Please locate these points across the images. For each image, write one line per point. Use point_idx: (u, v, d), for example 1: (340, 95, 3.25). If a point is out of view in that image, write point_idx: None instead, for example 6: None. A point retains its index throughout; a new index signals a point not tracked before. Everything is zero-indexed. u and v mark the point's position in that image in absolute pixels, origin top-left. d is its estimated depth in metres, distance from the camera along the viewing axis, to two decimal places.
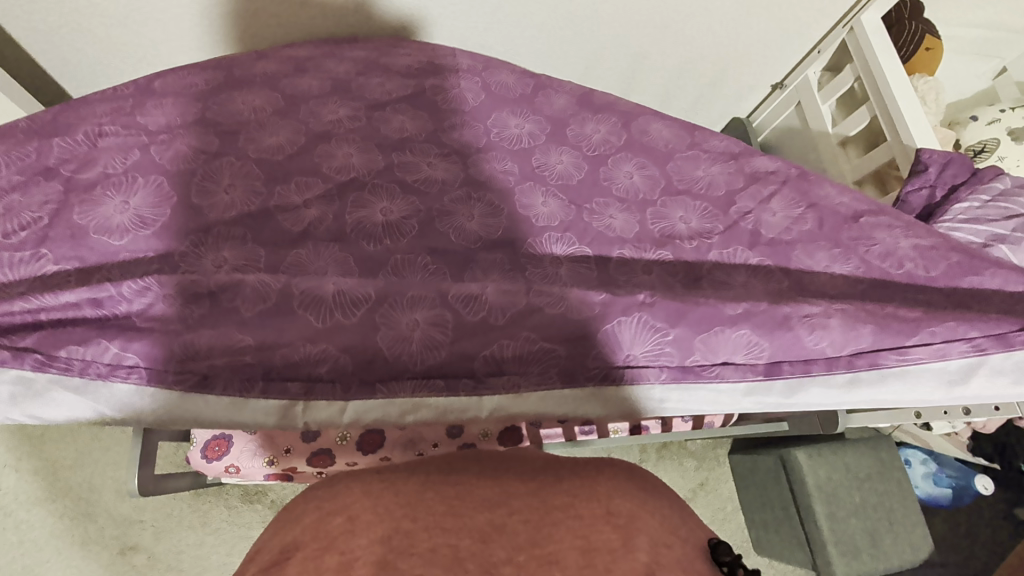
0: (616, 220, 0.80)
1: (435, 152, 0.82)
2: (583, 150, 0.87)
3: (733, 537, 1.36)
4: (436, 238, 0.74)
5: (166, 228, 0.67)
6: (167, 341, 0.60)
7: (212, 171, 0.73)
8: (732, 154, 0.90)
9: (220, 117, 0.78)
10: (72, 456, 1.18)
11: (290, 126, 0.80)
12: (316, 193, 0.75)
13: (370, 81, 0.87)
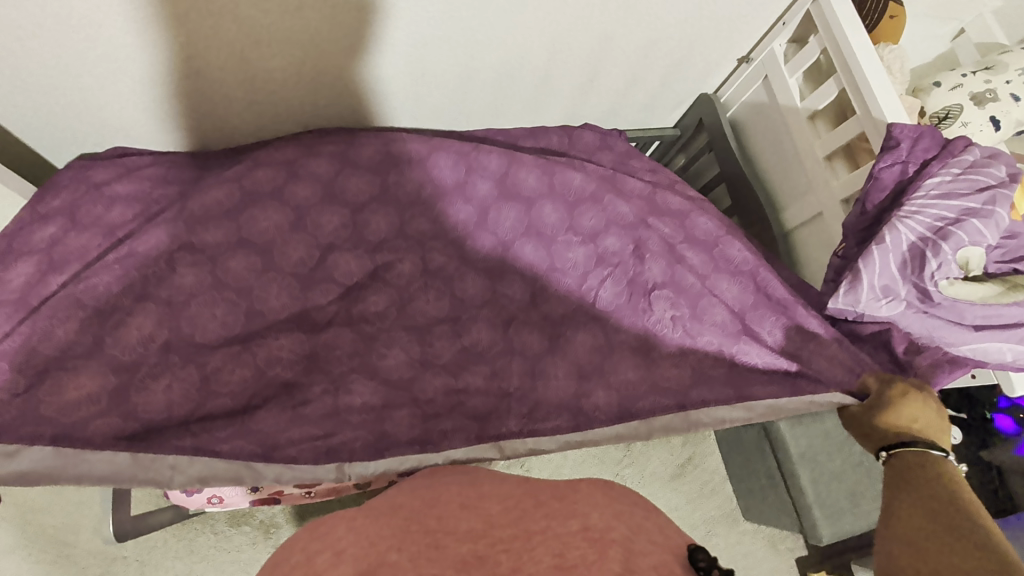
0: (540, 290, 0.94)
1: (398, 231, 0.92)
2: (549, 190, 0.95)
3: (722, 507, 1.40)
4: (411, 317, 0.90)
5: (224, 325, 0.83)
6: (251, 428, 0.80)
7: (222, 270, 0.84)
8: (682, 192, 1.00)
9: (205, 211, 0.85)
10: (42, 497, 1.12)
11: (276, 210, 0.87)
12: (334, 295, 0.88)
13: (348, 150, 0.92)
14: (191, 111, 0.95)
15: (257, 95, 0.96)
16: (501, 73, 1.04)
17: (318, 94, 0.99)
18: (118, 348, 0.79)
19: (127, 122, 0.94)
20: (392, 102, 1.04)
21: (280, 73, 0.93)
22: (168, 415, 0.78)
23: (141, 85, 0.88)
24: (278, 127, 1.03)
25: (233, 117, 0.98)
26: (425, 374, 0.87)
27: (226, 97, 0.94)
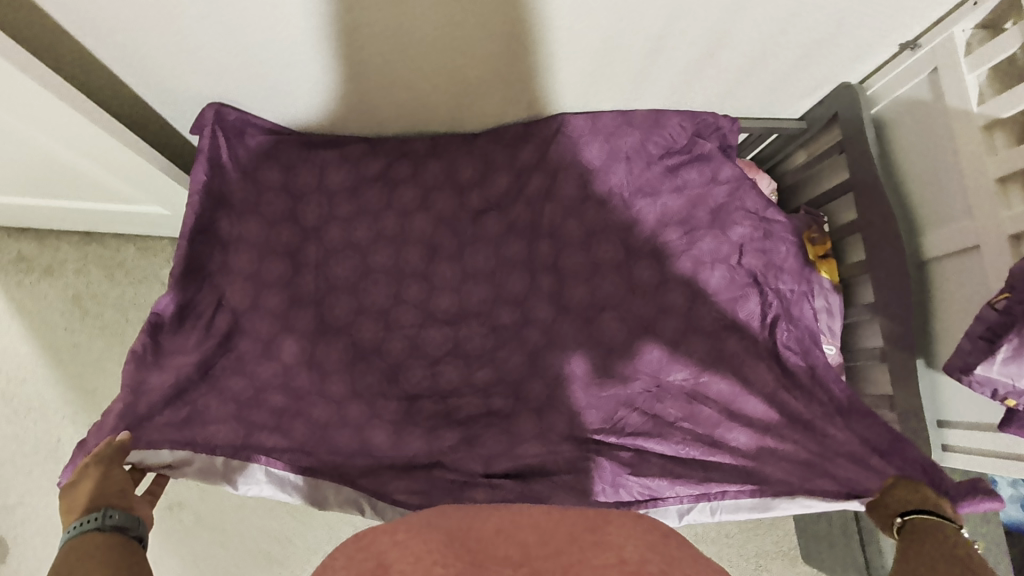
0: (597, 371, 1.08)
1: (477, 303, 1.13)
2: (609, 286, 1.12)
3: (780, 544, 1.29)
4: (475, 378, 1.09)
5: (329, 374, 1.06)
6: (328, 442, 1.03)
7: (344, 336, 1.08)
8: (720, 274, 1.07)
9: (332, 283, 1.11)
10: None
11: (385, 286, 1.12)
12: (422, 364, 1.09)
13: (442, 236, 1.15)
14: (287, 68, 0.99)
15: (352, 62, 0.99)
16: (599, 57, 0.99)
17: (407, 72, 1.02)
18: (225, 370, 1.05)
19: (230, 75, 1.00)
20: (483, 68, 1.03)
21: (371, 30, 0.92)
22: (274, 423, 1.03)
23: (244, 37, 0.92)
24: (365, 91, 1.06)
25: (323, 74, 1.01)
26: (488, 428, 1.06)
27: (320, 54, 0.96)
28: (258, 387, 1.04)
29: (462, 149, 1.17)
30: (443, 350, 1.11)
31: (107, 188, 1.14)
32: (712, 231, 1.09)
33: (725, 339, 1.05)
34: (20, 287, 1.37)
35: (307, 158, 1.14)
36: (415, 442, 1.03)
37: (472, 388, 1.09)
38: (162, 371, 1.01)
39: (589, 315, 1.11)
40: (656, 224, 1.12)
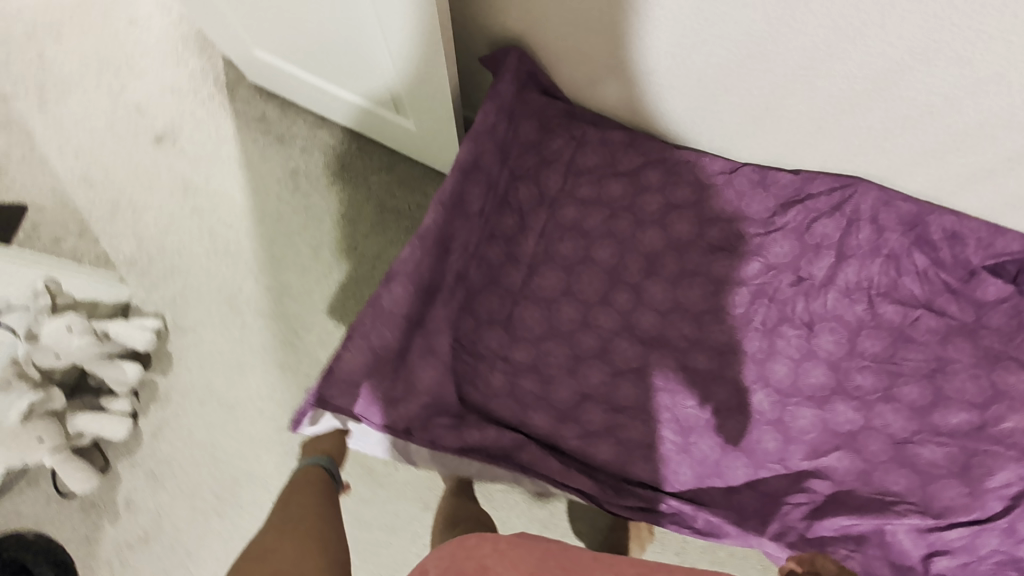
0: (784, 455, 0.98)
1: (683, 334, 1.04)
2: (831, 375, 1.01)
3: None
4: (655, 409, 1.01)
5: (522, 341, 1.04)
6: (499, 407, 1.01)
7: (546, 315, 1.05)
8: (968, 416, 0.94)
9: (551, 258, 1.07)
10: (298, 289, 1.38)
11: (598, 280, 1.06)
12: (604, 371, 1.02)
13: (668, 251, 1.06)
14: (615, 27, 0.91)
15: (679, 53, 0.91)
16: (949, 141, 0.87)
17: (731, 78, 0.91)
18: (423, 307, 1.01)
19: (552, 14, 0.94)
20: (805, 114, 0.93)
21: (743, 23, 0.81)
22: (454, 372, 1.00)
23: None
24: (671, 78, 0.96)
25: (646, 47, 0.92)
26: (649, 459, 0.99)
27: (661, 26, 0.87)
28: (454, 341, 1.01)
29: (726, 178, 1.07)
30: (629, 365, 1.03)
31: (385, 86, 1.15)
32: (975, 366, 0.96)
33: (950, 485, 0.92)
34: (255, 144, 1.45)
35: (568, 129, 1.10)
36: (574, 443, 1.00)
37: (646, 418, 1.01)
38: (410, 306, 0.97)
39: (789, 395, 1.01)
40: (900, 333, 1.00)
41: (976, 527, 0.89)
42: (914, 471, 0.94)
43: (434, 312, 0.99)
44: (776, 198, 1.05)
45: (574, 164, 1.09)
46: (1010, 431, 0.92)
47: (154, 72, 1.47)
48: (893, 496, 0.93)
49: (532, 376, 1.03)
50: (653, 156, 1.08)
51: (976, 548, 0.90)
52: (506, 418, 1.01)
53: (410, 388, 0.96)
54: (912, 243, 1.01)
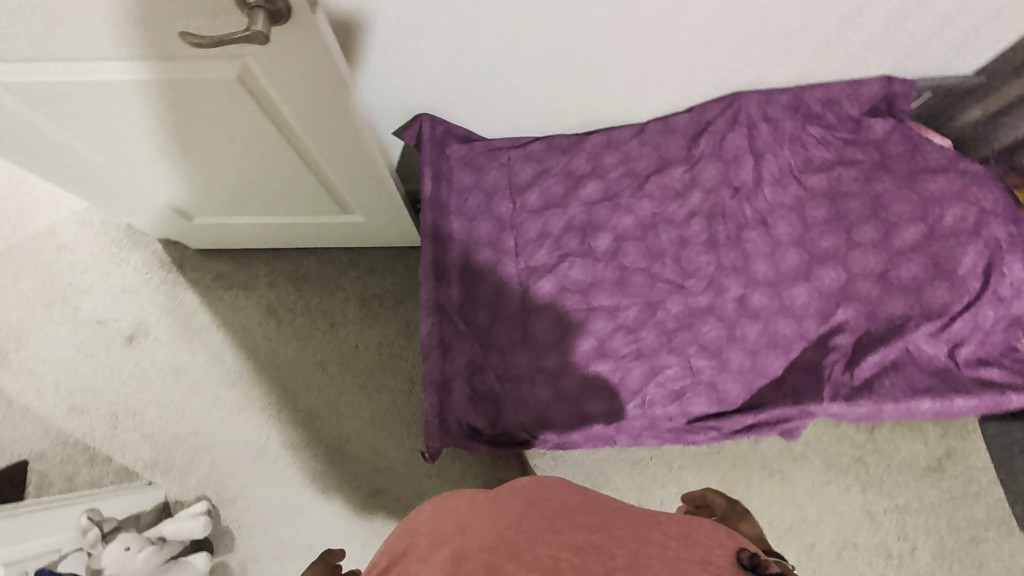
0: (800, 329, 1.11)
1: (673, 274, 1.16)
2: (802, 250, 1.15)
3: (986, 511, 1.29)
4: (682, 347, 1.12)
5: (547, 349, 1.12)
6: (561, 411, 1.11)
7: (556, 317, 1.14)
8: (917, 229, 1.11)
9: (534, 268, 1.16)
10: (322, 409, 1.40)
11: (585, 266, 1.16)
12: (626, 337, 1.13)
13: (625, 215, 1.18)
14: (501, 64, 1.05)
15: (559, 62, 1.07)
16: (790, 39, 1.06)
17: (609, 57, 1.06)
18: (450, 363, 1.12)
19: (444, 72, 1.06)
20: (675, 66, 1.10)
21: (600, 14, 0.96)
22: (508, 399, 1.11)
23: (478, 29, 0.97)
24: (561, 78, 1.11)
25: (531, 63, 1.06)
26: (696, 388, 1.11)
27: (537, 42, 1.01)
28: (495, 375, 1.12)
29: (640, 139, 1.21)
30: (642, 322, 1.13)
31: (326, 193, 1.23)
32: (902, 188, 1.13)
33: (936, 288, 1.07)
34: (223, 301, 1.49)
35: (494, 158, 1.23)
36: (633, 408, 1.11)
37: (677, 360, 1.12)
38: (445, 360, 1.12)
39: (779, 282, 1.14)
40: (832, 192, 1.16)
41: (971, 309, 1.05)
42: (905, 291, 1.09)
43: (463, 361, 1.12)
44: (686, 136, 1.21)
45: (516, 183, 1.21)
46: (954, 223, 1.09)
47: (99, 283, 1.50)
48: (901, 319, 1.07)
49: (572, 371, 1.11)
50: (573, 148, 1.22)
51: (979, 325, 1.05)
52: (570, 416, 1.11)
53: (479, 421, 1.11)
54: (804, 121, 1.19)
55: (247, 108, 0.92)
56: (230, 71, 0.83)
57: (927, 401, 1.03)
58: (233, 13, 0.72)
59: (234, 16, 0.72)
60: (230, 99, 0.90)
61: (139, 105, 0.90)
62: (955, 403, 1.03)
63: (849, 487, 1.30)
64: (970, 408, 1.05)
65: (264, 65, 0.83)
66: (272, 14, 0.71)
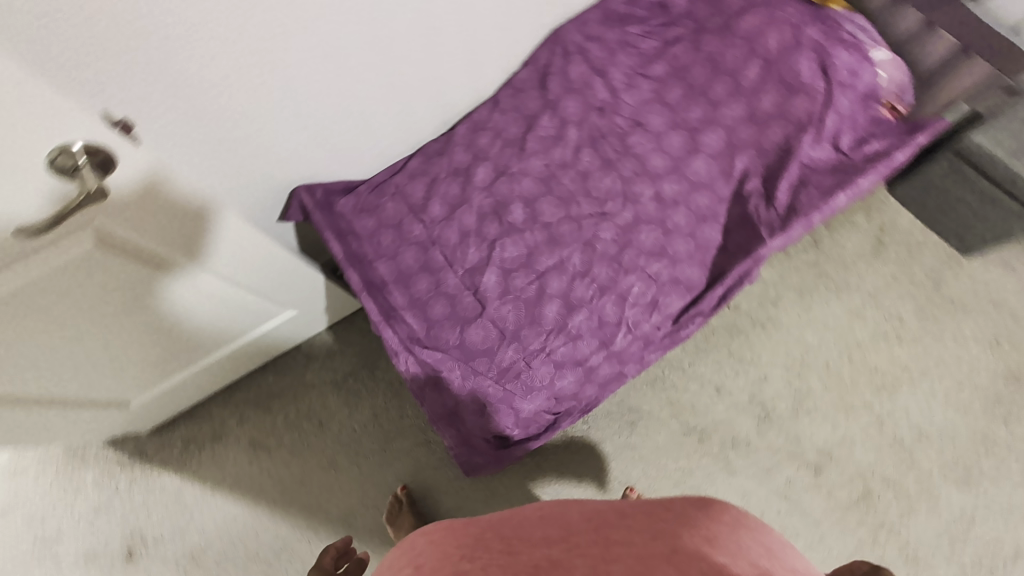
0: (716, 193, 1.20)
1: (591, 206, 1.21)
2: (680, 129, 1.24)
3: (934, 257, 1.44)
4: (632, 262, 1.18)
5: (524, 329, 1.14)
6: (568, 374, 1.15)
7: (516, 299, 1.16)
8: (755, 64, 1.23)
9: (472, 268, 1.18)
10: (355, 504, 1.36)
11: (515, 241, 1.19)
12: (584, 280, 1.17)
13: (522, 179, 1.22)
14: (342, 106, 1.08)
15: (393, 81, 1.11)
16: None
17: (431, 50, 1.11)
18: (448, 393, 1.13)
19: (296, 138, 1.06)
20: (489, 34, 1.18)
21: (400, 15, 1.01)
22: (517, 392, 1.13)
23: (304, 83, 0.98)
24: (402, 90, 1.14)
25: (369, 89, 1.09)
26: (663, 288, 1.17)
27: (363, 68, 1.04)
28: (493, 378, 1.13)
29: (500, 109, 1.27)
30: (589, 262, 1.18)
31: (244, 308, 1.19)
32: (726, 38, 1.25)
33: (796, 101, 1.19)
34: (204, 465, 1.39)
35: (384, 193, 1.24)
36: (623, 335, 1.16)
37: (636, 273, 1.17)
38: (442, 391, 1.13)
39: (677, 165, 1.22)
40: (676, 70, 1.26)
41: (831, 103, 1.17)
42: (774, 118, 1.20)
43: (457, 383, 1.12)
44: (536, 88, 1.27)
45: (415, 203, 1.22)
46: (780, 43, 1.21)
47: (67, 523, 1.36)
48: (784, 141, 1.19)
49: (557, 335, 1.14)
50: (448, 147, 1.26)
51: (843, 113, 1.18)
52: (576, 372, 1.15)
53: (502, 425, 1.14)
54: (619, 28, 1.29)
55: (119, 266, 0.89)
56: (82, 240, 0.79)
57: (843, 193, 1.14)
58: (58, 182, 0.68)
59: (61, 184, 0.68)
60: (96, 268, 0.86)
61: (7, 326, 0.83)
62: (862, 182, 1.15)
63: (827, 300, 1.42)
64: (874, 179, 1.17)
65: (114, 222, 0.80)
66: (98, 165, 0.69)
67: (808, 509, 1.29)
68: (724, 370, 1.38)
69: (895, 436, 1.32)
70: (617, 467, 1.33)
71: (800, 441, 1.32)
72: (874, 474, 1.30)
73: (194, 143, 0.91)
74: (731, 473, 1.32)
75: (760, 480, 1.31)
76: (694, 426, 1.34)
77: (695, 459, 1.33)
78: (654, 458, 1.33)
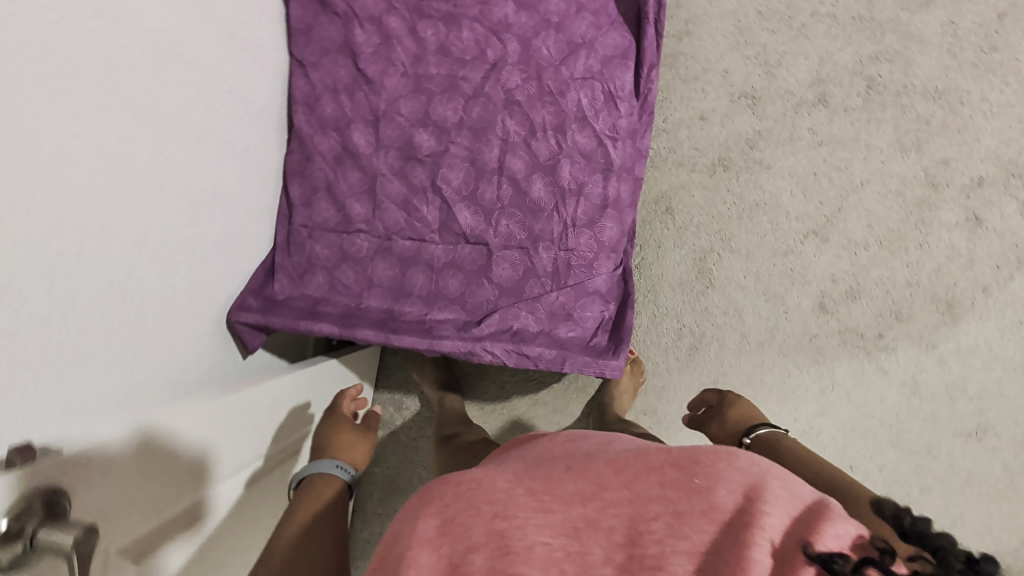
0: None
1: (476, 71, 1.05)
2: None
3: None
4: (559, 81, 1.03)
5: (530, 223, 1.03)
6: (603, 215, 1.02)
7: (502, 207, 1.04)
8: None
9: (440, 221, 1.06)
10: None
11: (450, 165, 1.06)
12: (535, 136, 1.04)
13: (399, 105, 1.06)
14: (184, 211, 0.87)
15: (199, 141, 0.88)
16: None
17: (196, 63, 0.85)
18: (529, 331, 1.01)
19: (176, 269, 0.87)
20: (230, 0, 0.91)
21: (132, 54, 0.75)
22: (579, 274, 1.02)
23: (125, 214, 0.76)
24: (212, 131, 0.91)
25: (185, 161, 0.86)
26: (603, 74, 1.03)
27: (159, 145, 0.80)
28: (551, 284, 1.02)
29: (312, 65, 1.06)
30: (524, 118, 1.04)
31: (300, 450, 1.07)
32: None
33: None
34: None
35: (305, 240, 1.08)
36: (611, 144, 1.03)
37: (575, 86, 1.03)
38: (527, 337, 1.00)
39: None
40: None
41: None
42: None
43: (529, 318, 1.01)
44: (321, 15, 1.05)
45: (336, 223, 1.07)
46: None
47: None
48: None
49: (564, 199, 1.02)
50: (306, 143, 1.07)
51: None
52: (606, 211, 1.02)
53: (604, 312, 1.02)
54: None
55: (156, 496, 0.73)
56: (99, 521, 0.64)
57: None
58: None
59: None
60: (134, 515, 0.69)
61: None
62: None
63: None
64: None
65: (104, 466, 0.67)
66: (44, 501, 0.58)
67: (842, 134, 1.30)
68: (690, 98, 1.33)
69: (854, 16, 1.30)
70: (684, 250, 1.34)
71: (792, 93, 1.31)
72: (864, 61, 1.30)
73: (97, 372, 0.74)
74: (767, 167, 1.32)
75: (791, 151, 1.31)
76: (709, 163, 1.33)
77: (735, 184, 1.32)
78: (704, 216, 1.33)
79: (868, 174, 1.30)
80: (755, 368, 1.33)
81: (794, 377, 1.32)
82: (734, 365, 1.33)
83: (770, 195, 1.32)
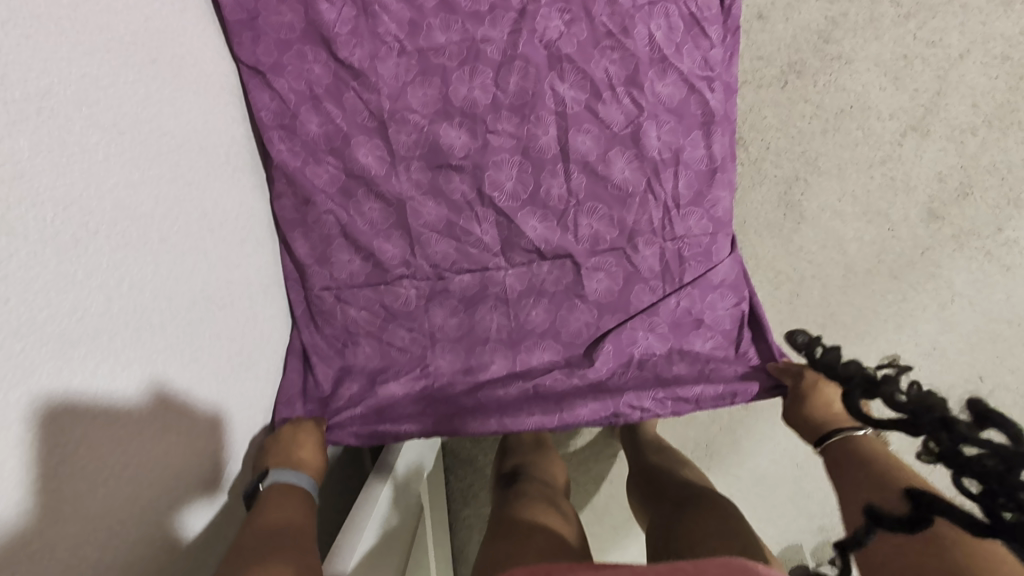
0: None
1: (501, 26, 0.75)
2: None
3: None
4: (616, 16, 0.75)
5: (620, 219, 0.79)
6: (712, 184, 0.79)
7: (579, 205, 0.79)
8: None
9: (501, 240, 0.81)
10: None
11: (497, 165, 0.79)
12: (600, 101, 0.77)
13: (408, 99, 0.77)
14: (199, 370, 0.65)
15: (188, 272, 0.63)
16: None
17: (122, 124, 0.55)
18: (651, 352, 0.81)
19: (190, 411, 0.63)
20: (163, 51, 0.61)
21: (19, 149, 0.44)
22: (695, 265, 0.80)
23: (89, 399, 0.50)
24: (178, 216, 0.62)
25: (157, 276, 0.58)
26: None
27: (143, 292, 0.56)
28: (664, 286, 0.81)
29: (272, 70, 0.75)
30: (581, 79, 0.76)
31: (395, 539, 0.92)
32: None
33: None
34: None
35: (336, 306, 0.83)
36: (700, 89, 0.77)
37: (640, 17, 0.75)
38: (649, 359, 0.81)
39: None
40: None
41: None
42: None
43: (647, 336, 0.81)
44: None
45: (368, 275, 0.82)
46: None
47: None
48: None
49: (657, 175, 0.78)
50: (297, 181, 0.78)
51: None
52: (712, 178, 0.79)
53: (736, 311, 0.82)
54: None
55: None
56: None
57: None
58: None
59: None
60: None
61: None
62: None
63: None
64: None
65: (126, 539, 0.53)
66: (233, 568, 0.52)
67: None
68: None
69: None
70: (765, 186, 1.14)
71: None
72: None
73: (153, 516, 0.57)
74: (847, 61, 1.07)
75: (874, 34, 1.06)
76: (778, 73, 1.09)
77: (812, 92, 1.09)
78: (781, 139, 1.12)
79: (969, 41, 1.06)
80: (867, 299, 1.17)
81: (910, 299, 1.16)
82: (843, 302, 1.17)
83: (857, 96, 1.09)
